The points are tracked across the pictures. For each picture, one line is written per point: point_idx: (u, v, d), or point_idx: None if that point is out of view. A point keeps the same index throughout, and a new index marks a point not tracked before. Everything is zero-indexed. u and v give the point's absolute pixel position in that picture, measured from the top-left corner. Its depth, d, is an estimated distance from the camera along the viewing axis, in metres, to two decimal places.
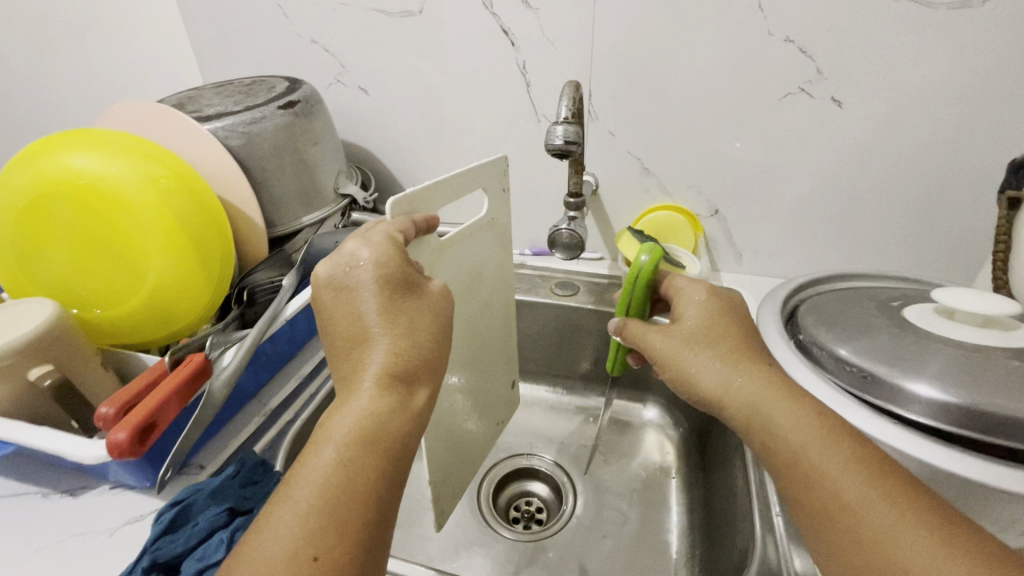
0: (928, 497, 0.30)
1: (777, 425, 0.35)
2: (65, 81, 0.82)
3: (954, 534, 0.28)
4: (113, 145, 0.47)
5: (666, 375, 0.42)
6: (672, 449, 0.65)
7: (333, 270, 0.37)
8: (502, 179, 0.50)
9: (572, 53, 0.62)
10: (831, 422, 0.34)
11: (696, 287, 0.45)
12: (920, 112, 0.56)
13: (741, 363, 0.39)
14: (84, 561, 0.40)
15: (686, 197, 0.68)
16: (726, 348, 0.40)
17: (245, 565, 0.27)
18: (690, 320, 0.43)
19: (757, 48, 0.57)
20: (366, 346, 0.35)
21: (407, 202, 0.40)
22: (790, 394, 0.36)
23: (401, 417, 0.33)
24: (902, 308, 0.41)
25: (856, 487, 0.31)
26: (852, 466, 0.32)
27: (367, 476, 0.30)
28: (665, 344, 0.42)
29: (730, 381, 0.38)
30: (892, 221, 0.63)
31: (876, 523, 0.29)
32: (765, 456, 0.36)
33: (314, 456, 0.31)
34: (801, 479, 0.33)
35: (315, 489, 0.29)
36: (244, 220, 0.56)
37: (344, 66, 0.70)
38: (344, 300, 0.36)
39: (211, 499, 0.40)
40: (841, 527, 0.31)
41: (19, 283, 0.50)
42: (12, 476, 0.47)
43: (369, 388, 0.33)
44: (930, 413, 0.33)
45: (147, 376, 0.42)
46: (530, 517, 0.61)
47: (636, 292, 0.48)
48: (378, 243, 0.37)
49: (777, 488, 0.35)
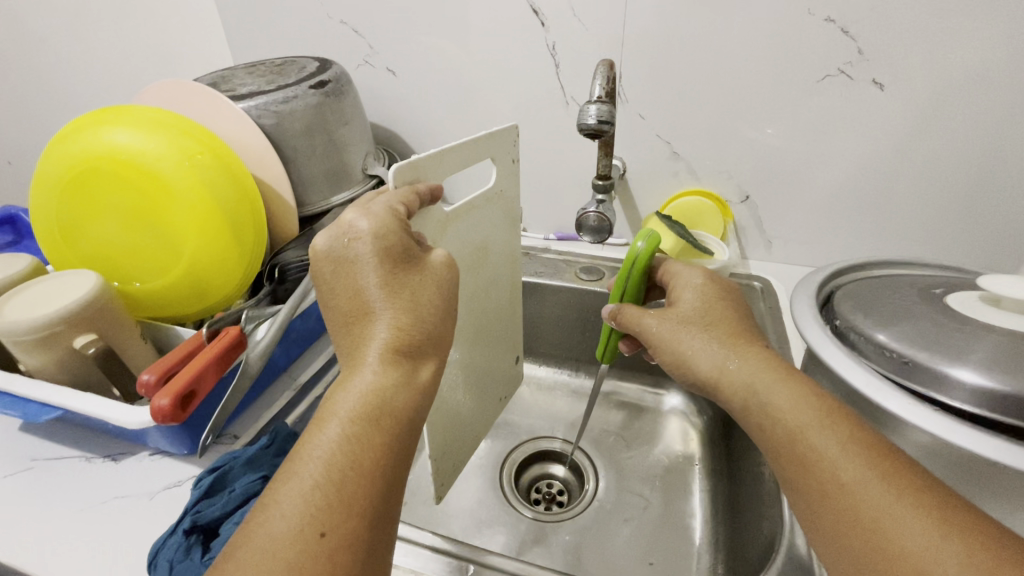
0: (926, 476, 0.31)
1: (775, 406, 0.37)
2: (100, 60, 0.84)
3: (952, 513, 0.29)
4: (152, 122, 0.48)
5: (662, 357, 0.45)
6: (696, 436, 0.64)
7: (331, 243, 0.37)
8: (511, 150, 0.50)
9: (604, 33, 0.61)
10: (828, 408, 0.35)
11: (693, 271, 0.48)
12: (966, 94, 0.54)
13: (738, 346, 0.41)
14: (126, 523, 0.41)
15: (717, 183, 0.67)
16: (720, 330, 0.43)
17: (252, 542, 0.27)
18: (686, 303, 0.45)
19: (795, 28, 0.55)
20: (369, 321, 0.35)
21: (411, 171, 0.40)
22: (784, 375, 0.38)
23: (407, 392, 0.33)
24: (945, 295, 0.39)
25: (854, 467, 0.32)
26: (849, 445, 0.33)
27: (373, 453, 0.31)
28: (660, 327, 0.45)
29: (726, 365, 0.40)
30: (932, 208, 0.61)
31: (875, 502, 0.30)
32: (762, 438, 0.37)
33: (320, 433, 0.31)
34: (804, 461, 0.34)
35: (321, 466, 0.30)
36: (276, 199, 0.57)
37: (372, 47, 0.70)
38: (344, 274, 0.37)
39: (246, 467, 0.42)
40: (839, 506, 0.31)
41: (63, 255, 0.52)
42: (56, 440, 0.49)
43: (373, 363, 0.33)
44: (973, 399, 0.32)
45: (185, 348, 0.43)
46: (550, 499, 0.61)
47: (631, 278, 0.49)
48: (377, 214, 0.36)
49: (776, 471, 0.36)
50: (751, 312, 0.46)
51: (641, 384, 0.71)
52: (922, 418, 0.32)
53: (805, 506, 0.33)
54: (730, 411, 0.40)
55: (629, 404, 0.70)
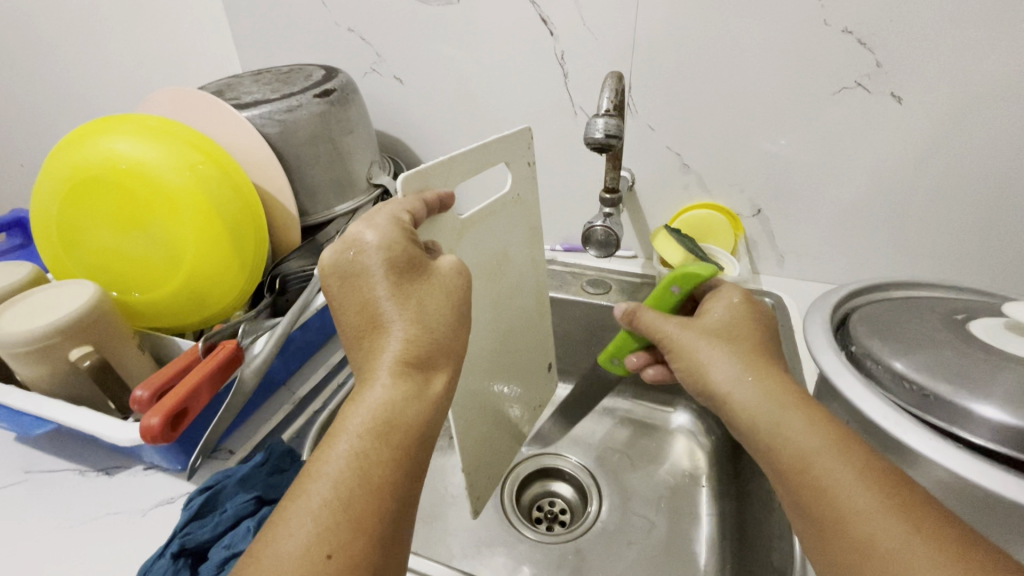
0: (941, 513, 0.29)
1: (780, 435, 0.35)
2: (111, 64, 0.84)
3: (969, 555, 0.27)
4: (154, 131, 0.48)
5: (678, 366, 0.44)
6: (704, 455, 0.63)
7: (337, 257, 0.36)
8: (527, 152, 0.50)
9: (612, 44, 0.60)
10: (835, 437, 0.33)
11: (734, 290, 0.47)
12: (987, 110, 0.52)
13: (756, 364, 0.39)
14: (118, 541, 0.40)
15: (727, 196, 0.66)
16: (741, 347, 0.41)
17: (258, 563, 0.26)
18: (715, 316, 0.44)
19: (810, 40, 0.54)
20: (380, 334, 0.34)
21: (420, 179, 0.39)
22: (795, 403, 0.36)
23: (418, 405, 0.32)
24: (967, 321, 0.37)
25: (863, 502, 0.30)
26: (858, 478, 0.31)
27: (383, 469, 0.29)
28: (681, 335, 0.43)
29: (738, 381, 0.39)
30: (952, 224, 0.59)
31: (885, 543, 0.28)
32: (766, 465, 0.36)
33: (328, 450, 0.30)
34: (808, 494, 0.32)
35: (329, 484, 0.28)
36: (279, 208, 0.56)
37: (379, 55, 0.69)
38: (353, 287, 0.36)
39: (239, 486, 0.41)
40: (848, 543, 0.29)
41: (63, 263, 0.52)
42: (51, 451, 0.49)
43: (384, 377, 0.32)
44: (998, 437, 0.31)
45: (179, 362, 0.43)
46: (553, 518, 0.60)
47: (661, 284, 0.48)
48: (381, 225, 0.35)
49: (783, 503, 0.34)
50: (778, 335, 0.44)
51: (648, 402, 0.70)
52: (945, 456, 0.30)
53: (821, 550, 0.31)
54: (738, 433, 0.38)
55: (637, 422, 0.68)
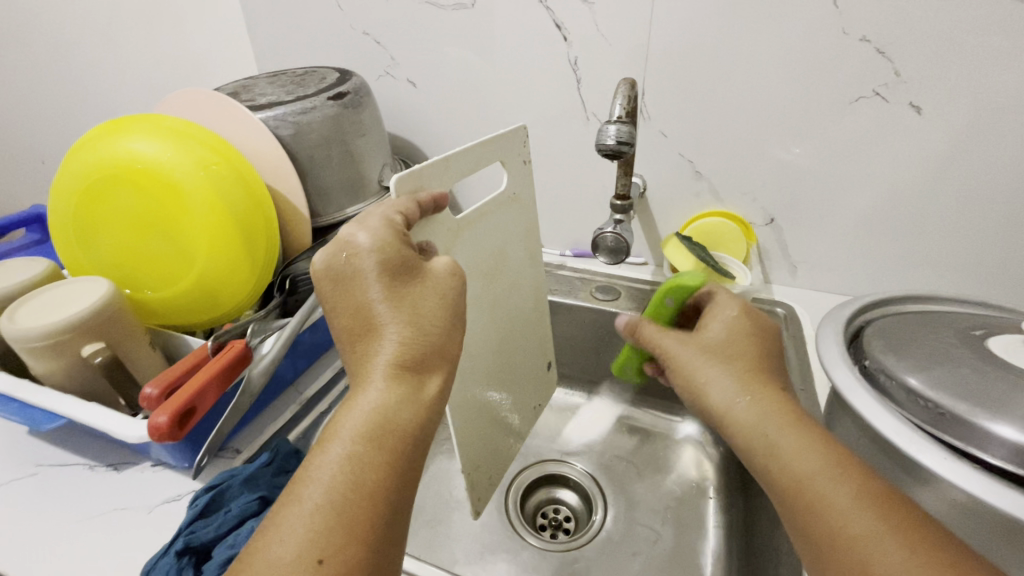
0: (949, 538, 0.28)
1: (780, 451, 0.34)
2: (131, 65, 0.86)
3: None
4: (171, 132, 0.49)
5: (677, 382, 0.43)
6: (710, 466, 0.62)
7: (330, 260, 0.36)
8: (522, 150, 0.50)
9: (627, 50, 0.60)
10: (838, 455, 0.33)
11: (730, 303, 0.45)
12: (1010, 122, 0.51)
13: (753, 385, 0.38)
14: (123, 537, 0.41)
15: (740, 205, 0.65)
16: (740, 365, 0.40)
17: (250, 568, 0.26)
18: (713, 333, 0.43)
19: (828, 48, 0.53)
20: (374, 337, 0.34)
21: (414, 179, 0.39)
22: (795, 422, 0.36)
23: (413, 408, 0.32)
24: (985, 338, 0.37)
25: (866, 523, 0.29)
26: (861, 499, 0.30)
27: (376, 473, 0.29)
28: (681, 351, 0.43)
29: (736, 401, 0.38)
30: (971, 237, 0.58)
31: (888, 566, 0.28)
32: (767, 483, 0.35)
33: (322, 454, 0.30)
34: (809, 514, 0.32)
35: (323, 488, 0.28)
36: (291, 209, 0.56)
37: (394, 58, 0.70)
38: (346, 290, 0.36)
39: (244, 486, 0.41)
40: (850, 565, 0.29)
41: (78, 261, 0.53)
42: (62, 446, 0.49)
43: (378, 381, 0.32)
44: (1016, 460, 0.30)
45: (189, 360, 0.43)
46: (557, 526, 0.59)
47: (655, 296, 0.49)
48: (374, 227, 0.35)
49: (784, 522, 0.34)
50: (779, 343, 0.44)
51: (654, 411, 0.69)
52: (960, 477, 0.30)
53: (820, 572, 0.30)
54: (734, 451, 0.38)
55: (643, 430, 0.68)
